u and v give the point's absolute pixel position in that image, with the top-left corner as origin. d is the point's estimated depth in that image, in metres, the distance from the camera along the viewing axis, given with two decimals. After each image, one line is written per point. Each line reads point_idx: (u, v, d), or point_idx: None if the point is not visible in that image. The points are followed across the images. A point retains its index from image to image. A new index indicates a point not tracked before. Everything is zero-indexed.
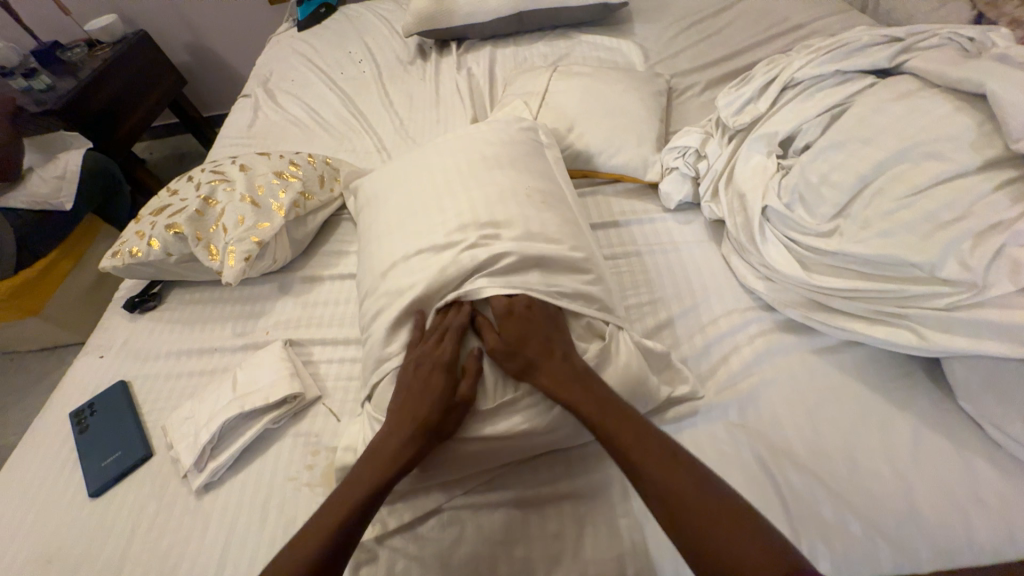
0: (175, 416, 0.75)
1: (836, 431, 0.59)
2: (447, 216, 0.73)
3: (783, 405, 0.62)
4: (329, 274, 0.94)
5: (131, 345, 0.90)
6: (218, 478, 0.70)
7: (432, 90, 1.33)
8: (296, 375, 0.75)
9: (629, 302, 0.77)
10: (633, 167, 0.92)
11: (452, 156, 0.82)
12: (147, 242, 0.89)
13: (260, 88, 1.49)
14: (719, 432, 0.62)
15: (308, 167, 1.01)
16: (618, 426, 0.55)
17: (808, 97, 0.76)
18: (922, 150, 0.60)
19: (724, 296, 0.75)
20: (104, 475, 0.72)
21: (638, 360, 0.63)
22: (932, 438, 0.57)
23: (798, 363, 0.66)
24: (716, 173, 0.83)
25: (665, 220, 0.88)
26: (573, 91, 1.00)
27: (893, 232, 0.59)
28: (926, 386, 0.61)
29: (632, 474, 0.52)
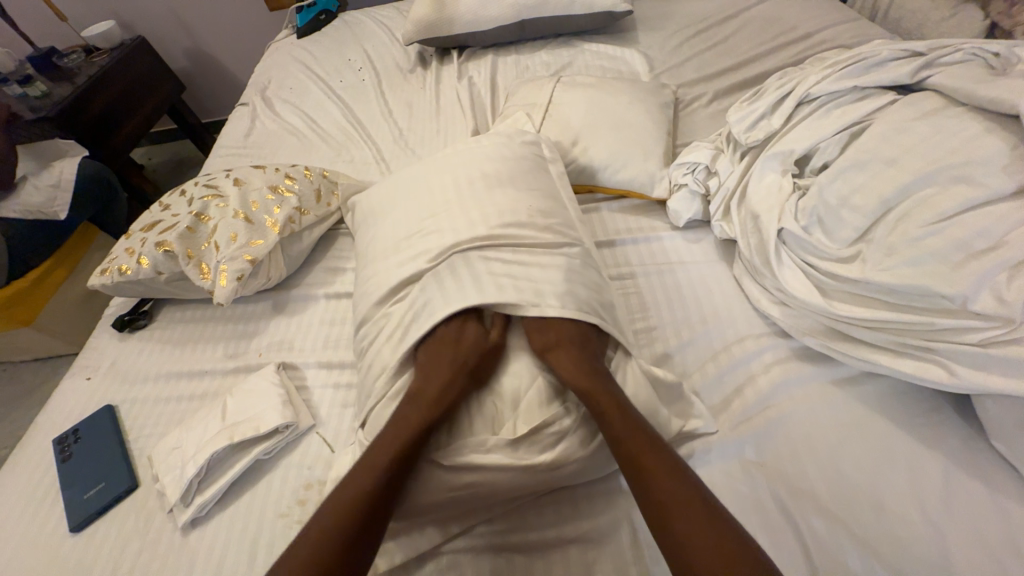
0: (161, 446, 0.72)
1: (860, 471, 0.56)
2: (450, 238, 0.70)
3: (804, 441, 0.59)
4: (325, 292, 0.90)
5: (119, 367, 0.86)
6: (205, 513, 0.66)
7: (431, 99, 1.30)
8: (288, 403, 0.72)
9: (636, 326, 0.74)
10: (640, 183, 0.89)
11: (452, 173, 0.78)
12: (137, 259, 0.86)
13: (257, 96, 1.46)
14: (734, 471, 0.59)
15: (305, 180, 0.98)
16: (627, 447, 0.54)
17: (825, 113, 0.73)
18: (949, 174, 0.56)
19: (737, 321, 0.72)
20: (85, 508, 0.68)
21: (647, 395, 0.61)
22: (962, 481, 0.53)
23: (817, 395, 0.62)
24: (728, 191, 0.80)
25: (673, 238, 0.85)
26: (578, 103, 0.97)
27: (921, 260, 0.55)
28: (953, 423, 0.58)
29: (653, 515, 0.50)
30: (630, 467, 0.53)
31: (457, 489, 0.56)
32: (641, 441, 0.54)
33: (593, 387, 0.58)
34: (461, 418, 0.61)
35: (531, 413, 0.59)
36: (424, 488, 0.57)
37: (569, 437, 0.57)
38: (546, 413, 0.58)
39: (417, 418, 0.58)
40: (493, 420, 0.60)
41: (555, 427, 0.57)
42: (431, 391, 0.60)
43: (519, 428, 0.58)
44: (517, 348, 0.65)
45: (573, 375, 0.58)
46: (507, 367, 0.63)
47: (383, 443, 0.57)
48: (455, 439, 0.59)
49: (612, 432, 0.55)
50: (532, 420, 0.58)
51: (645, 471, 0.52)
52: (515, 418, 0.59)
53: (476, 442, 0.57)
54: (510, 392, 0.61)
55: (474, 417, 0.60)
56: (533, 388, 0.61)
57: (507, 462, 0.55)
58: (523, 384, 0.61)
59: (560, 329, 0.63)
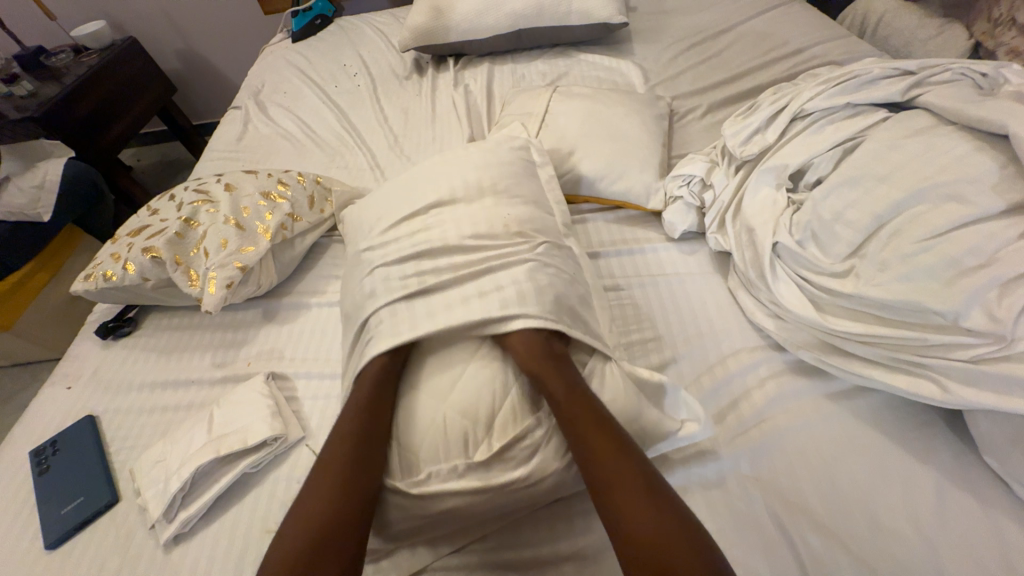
0: (145, 458, 0.70)
1: (854, 486, 0.56)
2: (445, 248, 0.70)
3: (799, 456, 0.59)
4: (316, 300, 0.89)
5: (101, 375, 0.84)
6: (188, 529, 0.64)
7: (427, 106, 1.30)
8: (276, 414, 0.71)
9: (631, 338, 0.74)
10: (635, 194, 0.89)
11: (448, 182, 0.78)
12: (122, 265, 0.84)
13: (251, 99, 1.45)
14: (729, 485, 0.59)
15: (297, 186, 0.97)
16: (590, 456, 0.52)
17: (819, 129, 0.73)
18: (940, 191, 0.57)
19: (732, 334, 0.72)
20: (62, 524, 0.66)
21: (627, 394, 0.60)
22: (956, 497, 0.53)
23: (812, 409, 0.63)
24: (723, 205, 0.80)
25: (668, 250, 0.85)
26: (574, 113, 0.97)
27: (913, 276, 0.56)
28: (947, 438, 0.58)
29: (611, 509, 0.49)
30: (592, 474, 0.51)
31: (444, 508, 0.55)
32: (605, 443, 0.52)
33: (562, 398, 0.57)
34: (422, 436, 0.58)
35: (504, 431, 0.58)
36: (417, 501, 0.56)
37: (543, 450, 0.57)
38: (517, 427, 0.58)
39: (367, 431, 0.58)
40: (465, 442, 0.57)
41: (527, 440, 0.57)
42: (378, 404, 0.60)
43: (493, 446, 0.57)
44: (488, 358, 0.63)
45: (549, 380, 0.58)
46: (473, 377, 0.61)
47: (346, 456, 0.56)
48: (424, 461, 0.57)
49: (580, 432, 0.54)
50: (504, 437, 0.57)
51: (610, 477, 0.50)
52: (491, 439, 0.58)
53: (446, 467, 0.56)
54: (481, 406, 0.59)
55: (445, 435, 0.58)
56: (507, 403, 0.59)
57: (485, 483, 0.55)
58: (495, 400, 0.59)
59: (533, 344, 0.62)
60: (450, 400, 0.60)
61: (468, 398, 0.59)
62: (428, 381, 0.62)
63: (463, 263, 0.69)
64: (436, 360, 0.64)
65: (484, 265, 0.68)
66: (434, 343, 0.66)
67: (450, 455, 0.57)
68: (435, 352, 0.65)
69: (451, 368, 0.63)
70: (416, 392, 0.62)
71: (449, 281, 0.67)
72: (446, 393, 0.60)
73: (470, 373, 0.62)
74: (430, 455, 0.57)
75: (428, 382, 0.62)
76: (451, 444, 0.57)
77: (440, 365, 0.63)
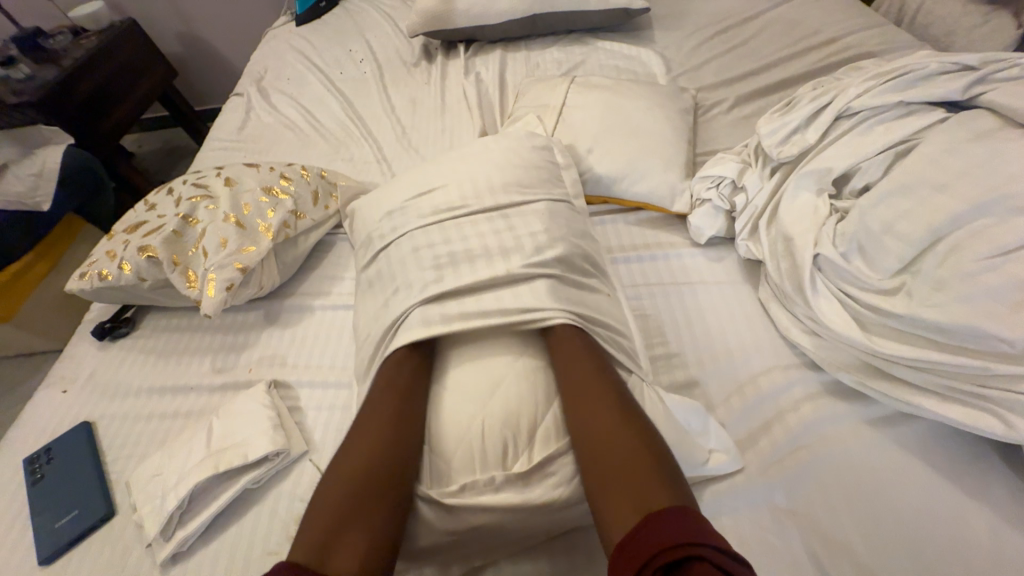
0: (142, 471, 0.66)
1: (899, 521, 0.52)
2: (475, 258, 0.66)
3: (838, 489, 0.55)
4: (321, 303, 0.85)
5: (98, 378, 0.81)
6: (187, 548, 0.61)
7: (436, 95, 1.24)
8: (279, 427, 0.67)
9: (654, 352, 0.69)
10: (658, 195, 0.84)
11: (461, 183, 0.74)
12: (118, 264, 0.80)
13: (253, 86, 1.39)
14: (761, 517, 0.55)
15: (301, 181, 0.92)
16: (589, 418, 0.52)
17: (866, 131, 0.67)
18: (1008, 204, 0.52)
19: (763, 352, 0.68)
20: (56, 539, 0.63)
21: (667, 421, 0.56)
22: (1015, 538, 0.49)
23: (852, 436, 0.58)
24: (756, 210, 0.74)
25: (693, 256, 0.80)
26: (594, 106, 0.91)
27: (975, 298, 0.51)
28: (1001, 472, 0.53)
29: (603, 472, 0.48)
30: (588, 434, 0.51)
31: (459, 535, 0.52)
32: (603, 418, 0.52)
33: (586, 375, 0.56)
34: (456, 450, 0.55)
35: (546, 442, 0.55)
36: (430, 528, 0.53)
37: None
38: (558, 441, 0.55)
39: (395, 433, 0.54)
40: (504, 452, 0.54)
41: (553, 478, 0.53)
42: (406, 407, 0.57)
43: (535, 458, 0.54)
44: (529, 365, 0.59)
45: (590, 368, 0.56)
46: (515, 385, 0.57)
47: (369, 490, 0.50)
48: (459, 472, 0.54)
49: (587, 402, 0.53)
50: (546, 449, 0.54)
51: (604, 441, 0.50)
52: (531, 450, 0.55)
53: (483, 479, 0.52)
54: (522, 416, 0.56)
55: (482, 444, 0.54)
56: (547, 416, 0.56)
57: (511, 521, 0.51)
58: (537, 410, 0.56)
59: (574, 345, 0.59)
60: (489, 407, 0.56)
61: (510, 406, 0.56)
62: (464, 382, 0.58)
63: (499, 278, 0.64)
64: (472, 361, 0.60)
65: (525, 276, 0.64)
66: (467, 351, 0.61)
67: (488, 467, 0.53)
68: (472, 354, 0.61)
69: (492, 371, 0.58)
70: (445, 393, 0.59)
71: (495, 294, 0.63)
72: (485, 398, 0.56)
73: (512, 379, 0.58)
74: (466, 466, 0.54)
75: (463, 384, 0.58)
76: (489, 457, 0.54)
77: (477, 366, 0.59)
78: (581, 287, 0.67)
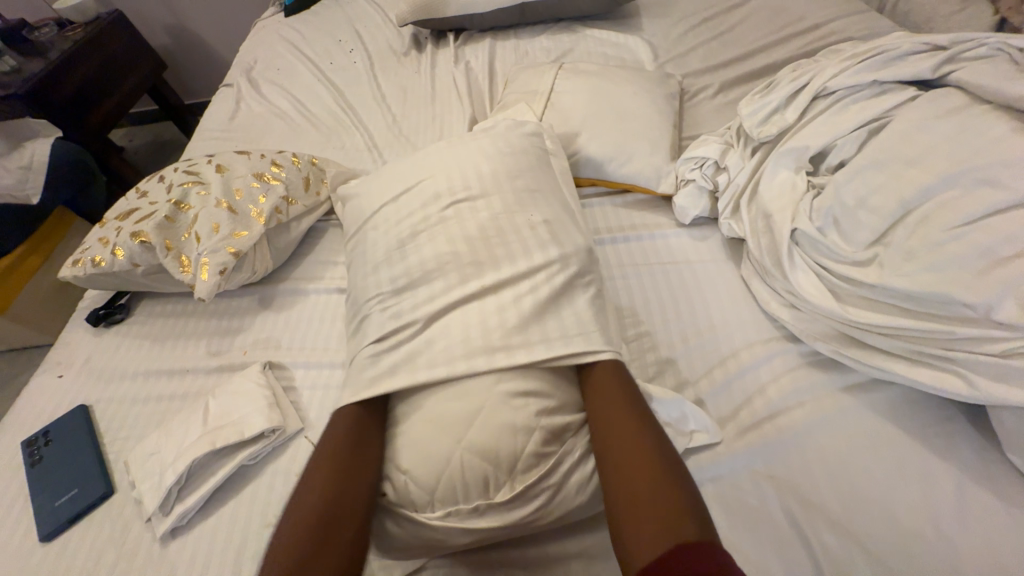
0: (139, 450, 0.68)
1: (872, 484, 0.54)
2: (479, 258, 0.66)
3: (816, 456, 0.57)
4: (314, 288, 0.86)
5: (93, 363, 0.81)
6: (186, 522, 0.63)
7: (426, 84, 1.25)
8: (275, 406, 0.69)
9: (640, 330, 0.71)
10: (645, 177, 0.85)
11: (449, 169, 0.75)
12: (111, 250, 0.81)
13: (243, 76, 1.39)
14: (741, 482, 0.58)
15: (292, 168, 0.92)
16: (616, 447, 0.51)
17: (842, 109, 0.69)
18: (973, 175, 0.54)
19: (745, 327, 0.70)
20: (56, 516, 0.64)
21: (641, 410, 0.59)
22: (981, 496, 0.51)
23: (828, 404, 0.61)
24: (738, 188, 0.76)
25: (678, 236, 0.82)
26: (581, 92, 0.93)
27: (942, 266, 0.53)
28: (967, 433, 0.56)
29: (629, 499, 0.47)
30: (613, 462, 0.50)
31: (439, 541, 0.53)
32: (631, 447, 0.50)
33: (617, 404, 0.55)
34: (436, 483, 0.53)
35: (528, 470, 0.54)
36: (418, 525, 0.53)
37: (565, 489, 0.54)
38: (538, 469, 0.54)
39: (353, 459, 0.54)
40: (485, 484, 0.53)
41: (551, 479, 0.54)
42: (363, 441, 0.56)
43: (517, 486, 0.53)
44: (506, 393, 0.56)
45: (621, 400, 0.55)
46: (494, 417, 0.54)
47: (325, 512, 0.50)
48: (440, 503, 0.53)
49: (615, 429, 0.53)
50: (528, 477, 0.53)
51: (630, 469, 0.49)
52: (513, 480, 0.54)
53: (466, 508, 0.52)
54: (502, 450, 0.53)
55: (463, 476, 0.53)
56: (528, 448, 0.54)
57: (490, 523, 0.52)
58: (516, 443, 0.53)
59: (609, 378, 0.58)
60: (466, 439, 0.54)
61: (488, 441, 0.53)
62: (442, 410, 0.56)
63: (515, 278, 0.64)
64: (447, 389, 0.57)
65: (535, 273, 0.65)
66: (470, 362, 0.57)
67: (470, 497, 0.53)
68: (456, 377, 0.57)
69: (471, 400, 0.56)
70: (416, 417, 0.57)
71: (519, 303, 0.61)
72: (461, 430, 0.54)
73: (489, 410, 0.55)
74: (448, 497, 0.53)
75: (441, 413, 0.56)
76: (470, 487, 0.53)
77: (453, 394, 0.57)
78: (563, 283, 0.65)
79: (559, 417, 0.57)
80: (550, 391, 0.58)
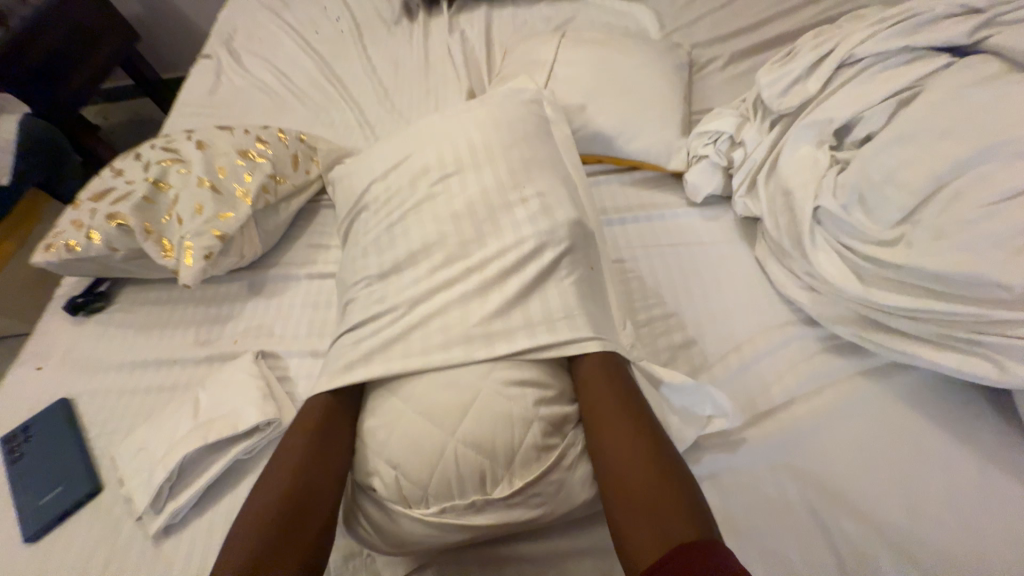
0: (126, 446, 0.64)
1: (892, 471, 0.53)
2: (481, 239, 0.61)
3: (835, 444, 0.55)
4: (307, 273, 0.82)
5: (74, 354, 0.77)
6: (180, 519, 0.60)
7: (419, 55, 1.18)
8: (269, 397, 0.65)
9: (652, 314, 0.68)
10: (655, 153, 0.81)
11: (447, 142, 0.69)
12: (87, 233, 0.75)
13: (222, 47, 1.30)
14: (761, 472, 0.56)
15: (279, 144, 0.86)
16: (610, 446, 0.49)
17: (869, 79, 0.65)
18: (1011, 148, 0.51)
19: (761, 311, 0.67)
20: (41, 516, 0.61)
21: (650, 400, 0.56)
22: (1005, 486, 0.50)
23: (847, 390, 0.59)
24: (754, 165, 0.72)
25: (688, 216, 0.78)
26: (587, 62, 0.87)
27: (975, 246, 0.51)
28: (991, 418, 0.54)
29: (622, 503, 0.45)
30: (608, 463, 0.48)
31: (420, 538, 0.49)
32: (626, 447, 0.48)
33: (611, 399, 0.52)
34: (428, 476, 0.49)
35: (529, 465, 0.50)
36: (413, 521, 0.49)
37: (569, 482, 0.51)
38: (539, 465, 0.50)
39: (318, 456, 0.50)
40: (483, 479, 0.49)
41: (554, 475, 0.50)
42: (330, 436, 0.52)
43: (517, 482, 0.49)
44: (498, 384, 0.51)
45: (614, 394, 0.52)
46: (490, 408, 0.50)
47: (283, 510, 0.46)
48: (433, 499, 0.49)
49: (610, 426, 0.50)
50: (528, 472, 0.49)
51: (625, 470, 0.46)
52: (512, 475, 0.49)
53: (461, 504, 0.48)
54: (498, 443, 0.49)
55: (458, 470, 0.49)
56: (527, 440, 0.50)
57: (490, 519, 0.49)
58: (514, 434, 0.49)
59: (602, 369, 0.54)
60: (460, 430, 0.49)
61: (484, 433, 0.49)
62: (432, 400, 0.51)
63: (521, 259, 0.59)
64: (438, 376, 0.53)
65: (542, 251, 0.60)
66: (475, 351, 0.53)
67: (466, 492, 0.49)
68: (450, 364, 0.53)
69: (465, 389, 0.51)
70: (403, 404, 0.52)
71: (527, 286, 0.57)
72: (455, 422, 0.50)
73: (483, 400, 0.51)
74: (442, 492, 0.49)
75: (430, 403, 0.51)
76: (466, 481, 0.49)
77: (443, 383, 0.52)
78: (574, 265, 0.60)
79: (557, 408, 0.53)
80: (548, 381, 0.54)
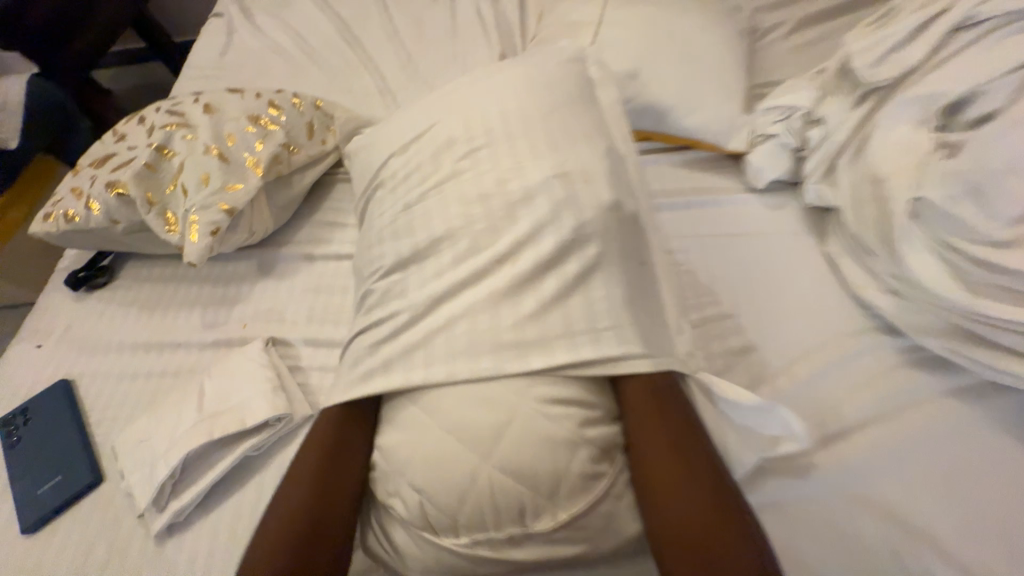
0: (128, 436, 0.59)
1: (992, 511, 0.45)
2: (517, 223, 0.53)
3: (923, 476, 0.48)
4: (321, 253, 0.75)
5: (75, 332, 0.72)
6: (184, 518, 0.55)
7: (445, 15, 1.07)
8: (280, 390, 0.60)
9: (707, 314, 0.60)
10: (713, 132, 0.73)
11: (480, 111, 0.61)
12: (86, 203, 0.69)
13: (234, 4, 1.21)
14: (832, 503, 0.48)
15: (292, 110, 0.78)
16: (668, 479, 0.41)
17: (991, 44, 0.54)
18: None
19: (832, 316, 0.59)
20: (39, 506, 0.57)
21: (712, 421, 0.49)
22: None
23: (936, 413, 0.51)
24: (837, 145, 0.63)
25: (749, 202, 0.70)
26: (638, 24, 0.77)
27: None
28: None
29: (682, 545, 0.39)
30: (664, 498, 0.41)
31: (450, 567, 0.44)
32: (688, 480, 0.41)
33: (668, 422, 0.44)
34: (460, 504, 0.43)
35: (574, 496, 0.43)
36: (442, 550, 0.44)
37: (617, 514, 0.44)
38: (586, 497, 0.43)
39: (332, 475, 0.46)
40: (522, 512, 0.42)
41: (602, 506, 0.44)
42: (343, 452, 0.47)
43: (561, 516, 0.43)
44: (540, 401, 0.44)
45: (670, 418, 0.45)
46: (530, 430, 0.43)
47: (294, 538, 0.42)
48: (465, 528, 0.43)
49: (669, 455, 0.42)
50: (574, 503, 0.43)
51: (686, 508, 0.40)
52: (556, 507, 0.43)
53: (501, 537, 0.43)
54: (540, 470, 0.42)
55: (494, 500, 0.42)
56: (573, 466, 0.43)
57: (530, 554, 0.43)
58: (559, 462, 0.42)
59: (656, 387, 0.47)
60: (495, 455, 0.42)
61: (523, 459, 0.42)
62: (459, 417, 0.44)
63: (565, 249, 0.51)
64: (469, 387, 0.46)
65: (588, 241, 0.52)
66: (510, 354, 0.46)
67: (502, 524, 0.43)
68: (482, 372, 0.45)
69: (499, 406, 0.44)
70: (429, 420, 0.45)
71: (573, 280, 0.49)
72: (489, 446, 0.43)
73: (521, 420, 0.43)
74: (475, 522, 0.43)
75: (460, 419, 0.44)
76: (504, 513, 0.42)
77: (475, 397, 0.45)
78: (624, 257, 0.52)
79: (605, 429, 0.45)
80: (594, 399, 0.47)
